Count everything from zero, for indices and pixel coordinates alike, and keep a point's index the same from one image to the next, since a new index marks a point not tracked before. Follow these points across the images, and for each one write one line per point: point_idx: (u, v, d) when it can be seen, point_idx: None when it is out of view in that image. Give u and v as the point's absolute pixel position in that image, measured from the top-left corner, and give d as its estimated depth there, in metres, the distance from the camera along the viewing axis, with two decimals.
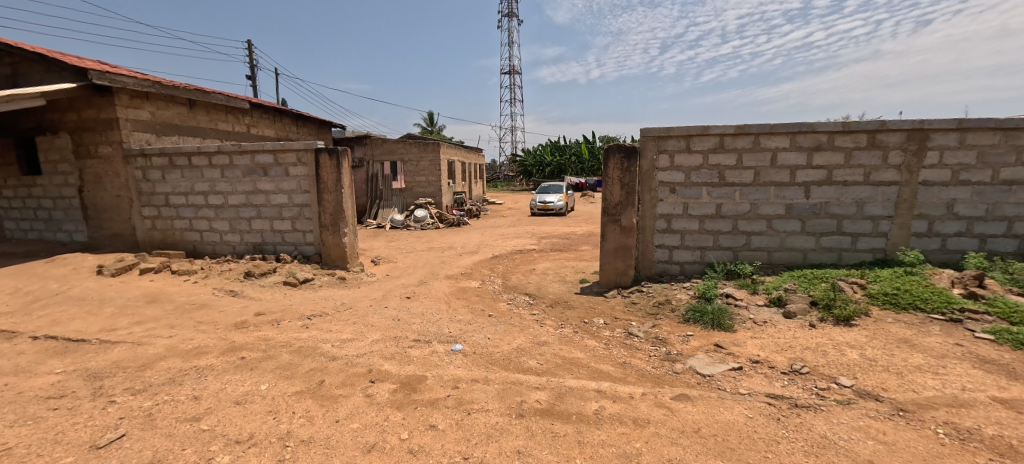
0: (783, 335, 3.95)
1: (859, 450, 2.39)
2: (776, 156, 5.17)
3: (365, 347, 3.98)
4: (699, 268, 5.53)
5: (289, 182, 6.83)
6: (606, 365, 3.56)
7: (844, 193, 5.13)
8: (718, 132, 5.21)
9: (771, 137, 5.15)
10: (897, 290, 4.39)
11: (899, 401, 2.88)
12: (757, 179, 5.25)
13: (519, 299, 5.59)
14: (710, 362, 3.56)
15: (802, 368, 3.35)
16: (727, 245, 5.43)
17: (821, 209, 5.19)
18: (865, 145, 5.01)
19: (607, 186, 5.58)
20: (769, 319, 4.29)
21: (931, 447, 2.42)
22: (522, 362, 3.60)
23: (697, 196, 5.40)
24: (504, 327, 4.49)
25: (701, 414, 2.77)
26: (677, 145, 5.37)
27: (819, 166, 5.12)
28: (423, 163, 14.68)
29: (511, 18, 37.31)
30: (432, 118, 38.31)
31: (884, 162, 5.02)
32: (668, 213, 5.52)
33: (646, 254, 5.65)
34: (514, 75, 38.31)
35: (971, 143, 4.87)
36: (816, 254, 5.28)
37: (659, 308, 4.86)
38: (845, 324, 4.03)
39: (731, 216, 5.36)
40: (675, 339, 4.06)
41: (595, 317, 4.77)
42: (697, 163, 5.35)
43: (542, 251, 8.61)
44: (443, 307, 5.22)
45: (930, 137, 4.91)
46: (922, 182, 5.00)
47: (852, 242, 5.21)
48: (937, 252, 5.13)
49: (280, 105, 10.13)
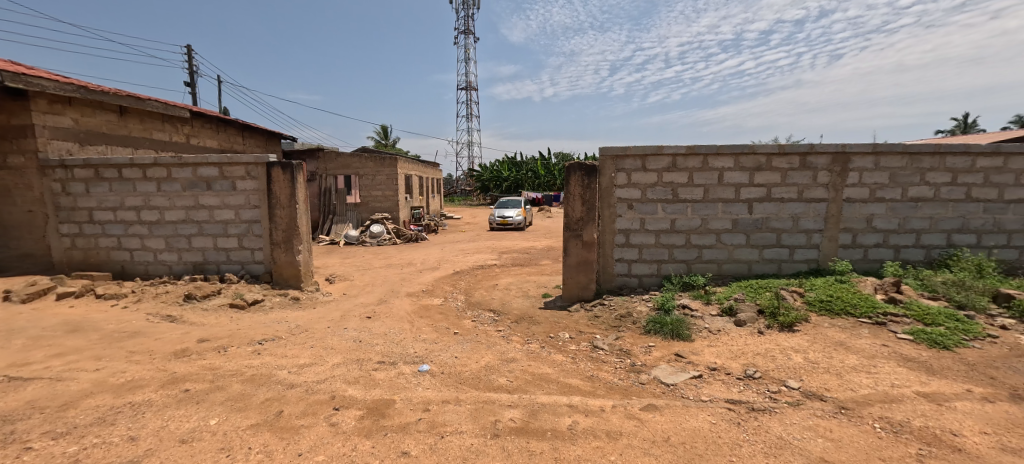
0: (736, 342, 4.20)
1: (811, 448, 2.58)
2: (723, 175, 5.57)
3: (325, 372, 3.78)
4: (657, 280, 5.79)
5: (236, 197, 6.42)
6: (575, 380, 3.61)
7: (782, 209, 5.61)
8: (671, 152, 5.53)
9: (718, 158, 5.54)
10: (831, 297, 4.83)
11: (840, 399, 3.15)
12: (706, 196, 5.61)
13: (484, 315, 5.54)
14: (672, 371, 3.71)
15: (755, 373, 3.58)
16: (681, 258, 5.73)
17: (762, 223, 5.63)
18: (798, 166, 5.51)
19: (569, 202, 5.73)
20: (722, 327, 4.56)
21: (871, 441, 2.66)
22: (492, 381, 3.56)
23: (653, 212, 5.67)
24: (471, 345, 4.43)
25: (669, 423, 2.87)
26: (633, 164, 5.62)
27: (760, 185, 5.56)
28: (379, 177, 14.32)
29: (467, 35, 37.79)
30: (387, 132, 37.68)
31: (814, 182, 5.54)
32: (627, 228, 5.74)
33: (607, 268, 5.83)
34: (470, 91, 38.63)
35: (884, 165, 5.50)
36: (760, 265, 5.70)
37: (621, 320, 5.01)
38: (789, 329, 4.37)
39: (684, 231, 5.68)
40: (638, 351, 4.20)
41: (560, 332, 4.83)
42: (652, 181, 5.63)
43: (504, 267, 8.61)
44: (407, 326, 5.07)
45: (851, 160, 5.50)
46: (846, 199, 5.57)
47: (790, 253, 5.68)
48: (860, 262, 5.70)
49: (224, 115, 9.54)
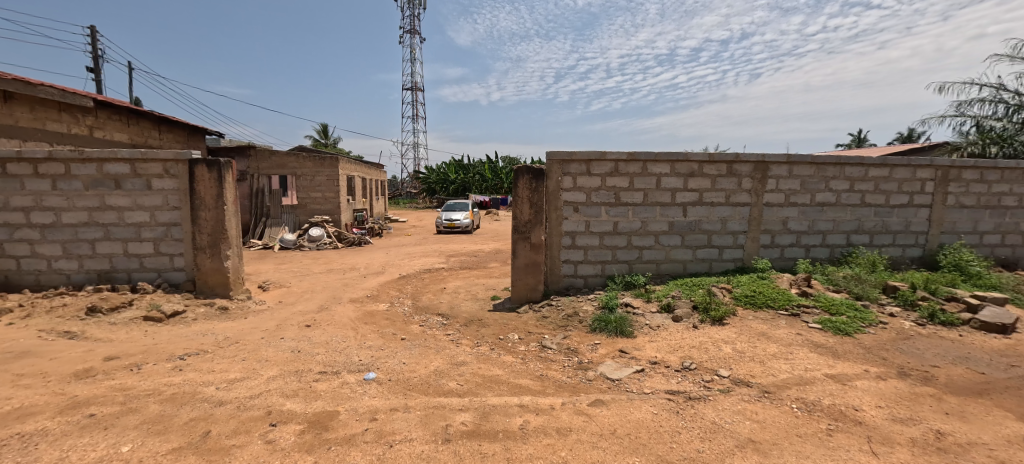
0: (673, 337, 4.48)
1: (741, 430, 2.81)
2: (660, 180, 5.92)
3: (259, 386, 3.52)
4: (601, 280, 6.02)
5: (152, 197, 5.80)
6: (525, 379, 3.65)
7: (712, 212, 6.06)
8: (614, 158, 5.78)
9: (656, 164, 5.88)
10: (754, 292, 5.29)
11: (764, 384, 3.46)
12: (646, 200, 5.93)
13: (432, 320, 5.44)
14: (617, 367, 3.87)
15: (691, 365, 3.83)
16: (624, 259, 6.00)
17: (695, 225, 6.05)
18: (726, 173, 6.00)
19: (517, 205, 5.79)
20: (661, 323, 4.83)
21: (790, 420, 2.95)
22: (442, 385, 3.50)
23: (597, 214, 5.89)
24: (419, 350, 4.33)
25: (615, 416, 2.98)
26: (579, 169, 5.81)
27: (693, 189, 5.98)
28: (318, 177, 13.59)
29: (412, 35, 37.03)
30: (326, 131, 35.93)
31: (739, 187, 6.06)
32: (573, 230, 5.91)
33: (554, 270, 5.97)
34: (416, 92, 37.90)
35: (797, 173, 6.14)
36: (693, 264, 6.12)
37: (568, 319, 5.15)
38: (719, 323, 4.73)
39: (626, 233, 5.95)
40: (585, 348, 4.34)
41: (509, 333, 4.86)
42: (596, 185, 5.85)
43: (452, 270, 8.52)
44: (350, 334, 4.86)
45: (770, 168, 6.08)
46: (766, 203, 6.14)
47: (719, 253, 6.15)
48: (778, 260, 6.31)
49: (136, 107, 8.59)
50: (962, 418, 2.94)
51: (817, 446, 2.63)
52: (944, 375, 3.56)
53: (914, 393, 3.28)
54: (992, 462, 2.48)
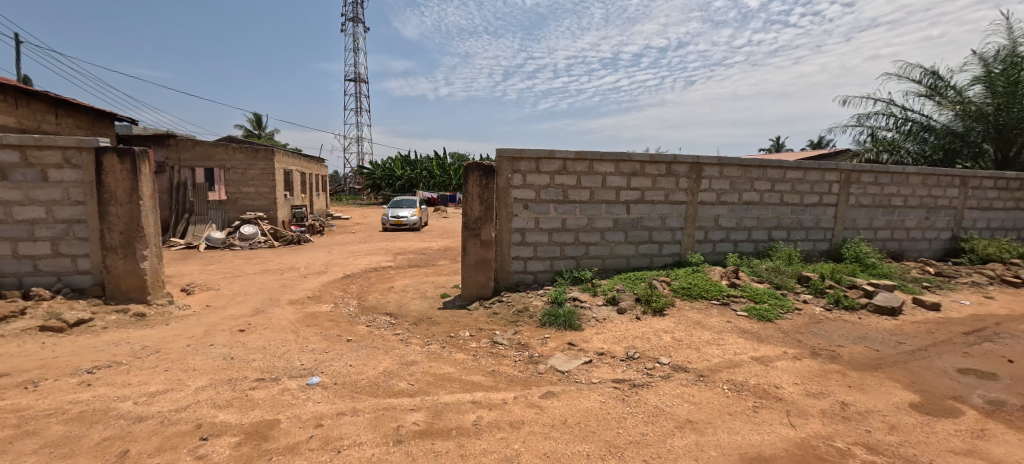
0: (618, 328, 4.69)
1: (680, 412, 3.01)
2: (606, 179, 6.15)
3: (187, 397, 3.23)
4: (550, 276, 6.15)
5: (48, 190, 5.13)
6: (477, 376, 3.65)
7: (653, 210, 6.41)
8: (562, 157, 5.93)
9: (602, 163, 6.11)
10: (690, 284, 5.67)
11: (699, 369, 3.74)
12: (592, 198, 6.14)
13: (379, 320, 5.27)
14: (566, 359, 3.99)
15: (635, 354, 4.04)
16: (572, 255, 6.18)
17: (638, 222, 6.37)
18: (665, 174, 6.37)
19: (467, 202, 5.76)
20: (607, 315, 5.04)
21: (722, 400, 3.21)
22: (391, 386, 3.41)
23: (546, 212, 6.01)
24: (366, 352, 4.18)
25: (566, 406, 3.08)
26: (528, 166, 5.89)
27: (636, 188, 6.29)
28: (251, 171, 12.65)
29: (355, 23, 35.47)
30: (260, 121, 33.53)
31: (677, 187, 6.45)
32: (523, 227, 5.99)
33: (504, 266, 6.01)
34: (359, 84, 36.38)
35: (726, 175, 6.65)
36: (636, 259, 6.44)
37: (518, 315, 5.22)
38: (659, 313, 5.03)
39: (573, 229, 6.13)
40: (535, 343, 4.43)
41: (460, 331, 4.84)
42: (545, 183, 5.97)
43: (399, 268, 8.30)
44: (290, 337, 4.59)
45: (704, 169, 6.53)
46: (700, 202, 6.60)
47: (659, 248, 6.52)
48: (710, 255, 6.81)
49: (25, 86, 7.49)
50: (861, 390, 3.36)
51: (746, 422, 2.89)
52: (847, 353, 4.05)
53: (824, 370, 3.70)
54: (884, 426, 2.86)
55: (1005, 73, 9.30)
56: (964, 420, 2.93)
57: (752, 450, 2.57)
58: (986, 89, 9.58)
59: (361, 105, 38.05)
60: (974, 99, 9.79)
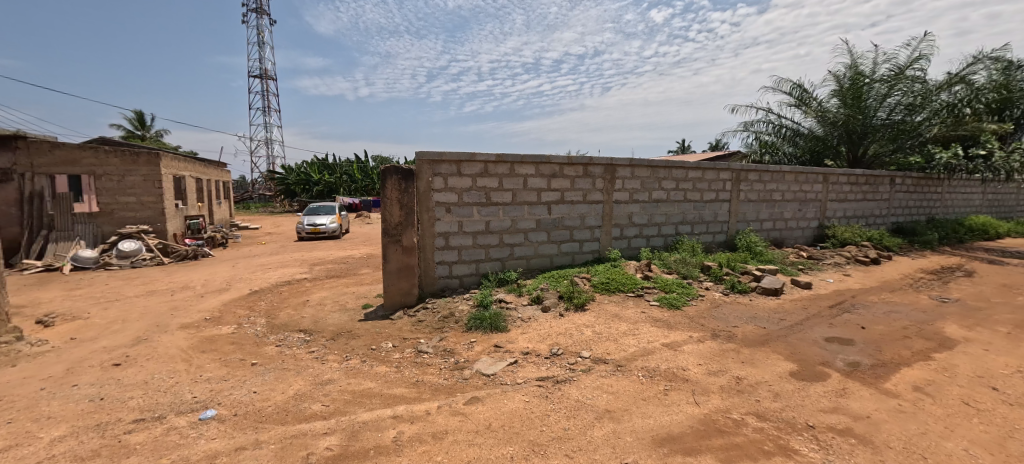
0: (543, 327, 4.79)
1: (600, 403, 3.14)
2: (527, 181, 6.28)
3: (38, 453, 2.70)
4: (476, 279, 6.13)
5: None
6: (399, 388, 3.50)
7: (572, 209, 6.66)
8: (483, 160, 5.93)
9: (522, 166, 6.22)
10: (609, 279, 5.97)
11: (617, 359, 3.94)
12: (515, 200, 6.23)
13: (291, 338, 4.84)
14: (491, 362, 3.97)
15: (558, 350, 4.15)
16: (496, 256, 6.22)
17: (559, 222, 6.58)
18: (582, 175, 6.66)
19: (386, 207, 5.50)
20: (532, 315, 5.13)
21: (637, 387, 3.40)
22: (302, 410, 3.15)
23: (469, 214, 5.97)
24: (274, 375, 3.82)
25: (490, 410, 3.06)
26: (449, 169, 5.80)
27: (556, 189, 6.49)
28: (130, 178, 11.02)
29: (258, 14, 32.59)
30: (144, 120, 29.46)
31: (593, 187, 6.79)
32: (446, 231, 5.89)
33: (428, 272, 5.86)
34: (266, 81, 33.47)
35: (637, 175, 7.13)
36: (559, 258, 6.65)
37: (444, 321, 5.11)
38: (581, 308, 5.24)
39: (497, 231, 6.17)
40: (461, 348, 4.36)
41: (382, 342, 4.61)
42: (467, 186, 5.92)
43: (316, 280, 7.74)
44: (182, 366, 4.06)
45: (617, 170, 6.94)
46: (615, 201, 6.99)
47: (580, 246, 6.80)
48: (626, 250, 7.25)
49: None
50: (752, 364, 3.77)
51: (657, 405, 3.09)
52: (741, 332, 4.53)
53: (723, 350, 4.09)
54: (771, 394, 3.23)
55: (852, 86, 10.91)
56: (830, 382, 3.41)
57: (662, 432, 2.75)
58: (839, 101, 11.24)
59: (268, 104, 35.02)
60: (831, 109, 11.48)
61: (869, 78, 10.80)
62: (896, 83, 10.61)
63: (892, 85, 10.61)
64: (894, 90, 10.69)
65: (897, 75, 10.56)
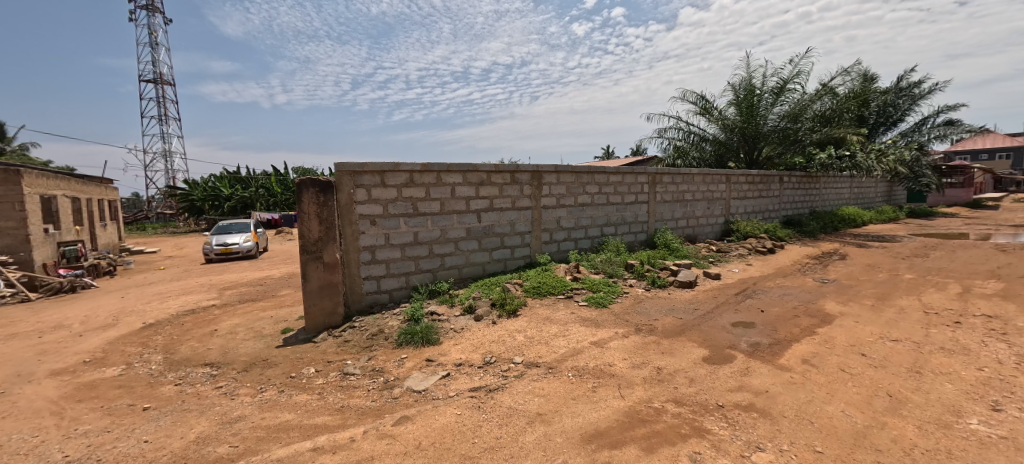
0: (476, 336, 4.76)
1: (531, 407, 3.17)
2: (455, 190, 6.24)
3: None
4: (406, 292, 5.93)
5: None
6: (322, 417, 3.28)
7: (502, 216, 6.72)
8: (408, 169, 5.79)
9: (449, 174, 6.17)
10: (540, 283, 6.09)
11: (548, 362, 4.02)
12: (443, 209, 6.15)
13: (195, 374, 4.33)
14: (422, 377, 3.86)
15: (491, 359, 4.14)
16: (427, 267, 6.08)
17: (489, 229, 6.61)
18: (510, 182, 6.76)
19: (303, 222, 5.14)
20: (465, 325, 5.07)
21: (567, 387, 3.49)
22: (206, 454, 2.82)
23: (396, 226, 5.79)
24: (173, 418, 3.40)
25: (420, 428, 2.96)
26: (372, 180, 5.58)
27: (484, 197, 6.52)
28: None
29: (150, 12, 29.27)
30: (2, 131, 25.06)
31: (521, 193, 6.91)
32: (371, 244, 5.64)
33: (354, 288, 5.57)
34: (161, 86, 30.02)
35: (563, 181, 7.39)
36: (491, 265, 6.67)
37: (373, 339, 4.88)
38: (514, 315, 5.28)
39: (427, 242, 6.04)
40: (391, 366, 4.19)
41: (304, 368, 4.29)
42: (392, 196, 5.74)
43: (226, 306, 7.03)
44: (52, 421, 3.46)
45: (544, 176, 7.14)
46: (543, 206, 7.18)
47: (511, 252, 6.87)
48: (556, 253, 7.46)
49: None
50: (670, 354, 4.04)
51: (585, 403, 3.19)
52: (661, 325, 4.84)
53: (645, 343, 4.34)
54: (686, 380, 3.48)
55: (746, 97, 12.25)
56: (736, 363, 3.75)
57: (590, 429, 2.84)
58: (736, 110, 12.58)
59: (165, 112, 31.41)
60: (730, 117, 12.80)
61: (759, 89, 12.19)
62: (780, 94, 12.10)
63: (778, 95, 12.09)
64: (779, 100, 12.18)
65: (781, 87, 12.03)
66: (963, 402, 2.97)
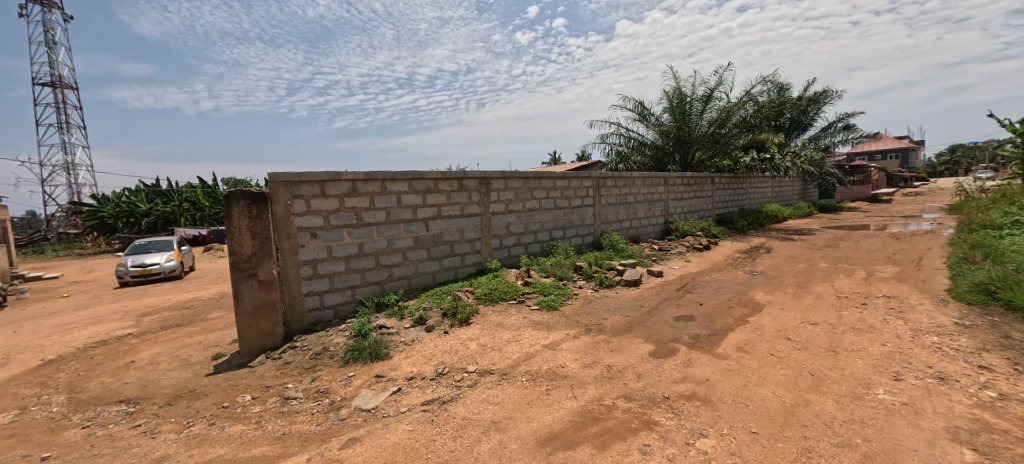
0: (428, 347, 4.65)
1: (486, 416, 3.13)
2: (401, 198, 6.08)
3: None
4: (352, 307, 5.67)
5: None
6: (261, 447, 3.04)
7: (451, 224, 6.65)
8: (349, 178, 5.57)
9: (394, 183, 6.01)
10: (491, 289, 6.08)
11: (502, 368, 4.00)
12: (389, 218, 5.97)
13: (107, 413, 3.86)
14: (371, 395, 3.69)
15: (444, 369, 4.05)
16: (374, 280, 5.86)
17: (438, 238, 6.50)
18: (458, 189, 6.71)
19: (234, 237, 4.77)
20: (415, 337, 4.94)
21: (521, 392, 3.49)
22: None
23: (339, 238, 5.53)
24: None
25: (370, 449, 2.83)
26: (311, 190, 5.30)
27: (432, 205, 6.41)
28: None
29: (46, 8, 26.12)
30: None
31: (469, 200, 6.88)
32: (312, 258, 5.34)
33: (295, 306, 5.24)
34: (62, 91, 26.80)
35: (511, 187, 7.45)
36: (441, 274, 6.56)
37: (317, 359, 4.61)
38: (466, 323, 5.22)
39: (373, 253, 5.83)
40: (337, 386, 3.98)
41: (238, 396, 3.96)
42: (334, 207, 5.49)
43: (146, 334, 6.35)
44: None
45: (491, 182, 7.15)
46: (492, 212, 7.19)
47: (461, 260, 6.80)
48: (506, 259, 7.49)
49: None
50: (619, 351, 4.18)
51: (539, 407, 3.21)
52: (610, 323, 5.00)
53: (595, 342, 4.45)
54: (634, 376, 3.61)
55: (678, 104, 13.06)
56: (679, 355, 3.95)
57: (545, 432, 2.85)
58: (670, 116, 13.36)
59: (67, 120, 28.05)
60: (665, 123, 13.57)
61: (690, 97, 13.04)
62: (708, 102, 13.02)
63: (706, 103, 13.01)
64: (707, 107, 13.10)
65: (709, 95, 12.95)
66: (872, 375, 3.32)
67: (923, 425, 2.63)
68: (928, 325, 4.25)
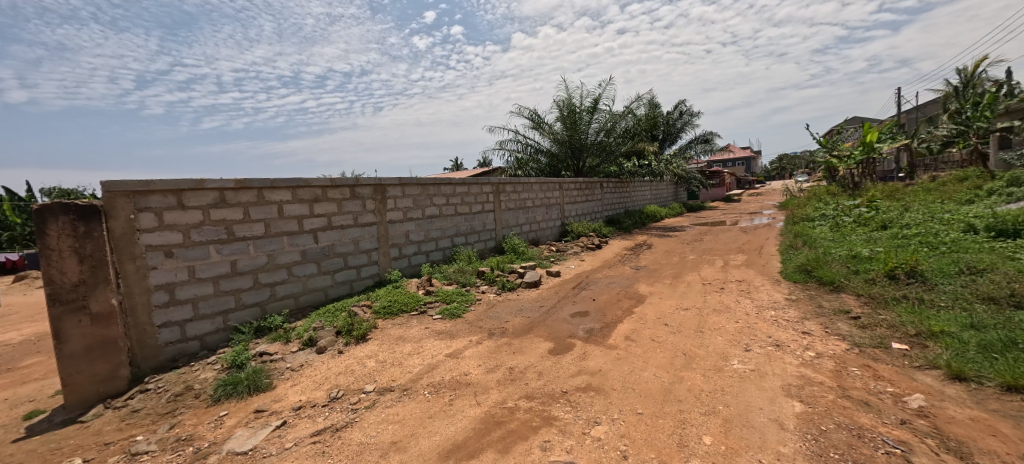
0: (319, 371, 4.25)
1: (385, 437, 2.96)
2: (282, 208, 5.50)
3: None
4: (224, 335, 4.94)
5: None
6: None
7: (343, 235, 6.19)
8: (216, 187, 4.86)
9: (274, 191, 5.41)
10: (390, 301, 5.79)
11: (403, 383, 3.83)
12: (269, 231, 5.35)
13: None
14: (249, 434, 3.24)
15: (337, 393, 3.74)
16: (251, 301, 5.19)
17: (329, 250, 6.01)
18: (350, 197, 6.29)
19: (51, 263, 3.83)
20: (304, 361, 4.48)
21: (423, 406, 3.36)
22: None
23: (204, 256, 4.79)
24: None
25: None
26: (163, 202, 4.51)
27: (320, 215, 5.91)
28: None
29: None
30: None
31: (363, 209, 6.49)
32: (168, 282, 4.54)
33: (146, 341, 4.39)
34: None
35: (409, 193, 7.21)
36: (334, 289, 6.08)
37: (177, 401, 3.91)
38: (363, 340, 4.90)
39: (249, 271, 5.16)
40: (205, 429, 3.42)
41: (63, 461, 3.17)
42: (196, 220, 4.74)
43: None
44: None
45: (387, 189, 6.84)
46: (389, 220, 6.88)
47: (357, 272, 6.39)
48: (407, 268, 7.22)
49: None
50: (520, 352, 4.28)
51: (442, 419, 3.13)
52: (511, 326, 5.10)
53: (497, 346, 4.50)
54: (535, 375, 3.72)
55: (568, 115, 13.94)
56: (575, 350, 4.18)
57: (448, 444, 2.79)
58: (562, 125, 14.20)
59: None
60: (558, 132, 14.37)
61: (578, 108, 14.01)
62: (594, 113, 14.13)
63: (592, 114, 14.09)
64: (594, 118, 14.20)
65: (594, 107, 14.06)
66: (729, 349, 3.88)
67: (766, 386, 3.15)
68: (767, 302, 5.13)
